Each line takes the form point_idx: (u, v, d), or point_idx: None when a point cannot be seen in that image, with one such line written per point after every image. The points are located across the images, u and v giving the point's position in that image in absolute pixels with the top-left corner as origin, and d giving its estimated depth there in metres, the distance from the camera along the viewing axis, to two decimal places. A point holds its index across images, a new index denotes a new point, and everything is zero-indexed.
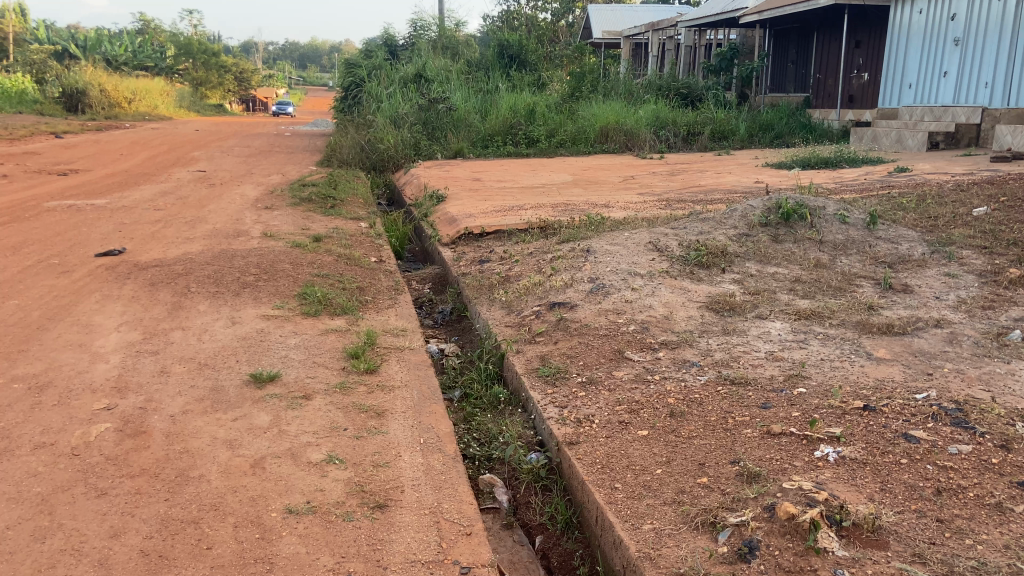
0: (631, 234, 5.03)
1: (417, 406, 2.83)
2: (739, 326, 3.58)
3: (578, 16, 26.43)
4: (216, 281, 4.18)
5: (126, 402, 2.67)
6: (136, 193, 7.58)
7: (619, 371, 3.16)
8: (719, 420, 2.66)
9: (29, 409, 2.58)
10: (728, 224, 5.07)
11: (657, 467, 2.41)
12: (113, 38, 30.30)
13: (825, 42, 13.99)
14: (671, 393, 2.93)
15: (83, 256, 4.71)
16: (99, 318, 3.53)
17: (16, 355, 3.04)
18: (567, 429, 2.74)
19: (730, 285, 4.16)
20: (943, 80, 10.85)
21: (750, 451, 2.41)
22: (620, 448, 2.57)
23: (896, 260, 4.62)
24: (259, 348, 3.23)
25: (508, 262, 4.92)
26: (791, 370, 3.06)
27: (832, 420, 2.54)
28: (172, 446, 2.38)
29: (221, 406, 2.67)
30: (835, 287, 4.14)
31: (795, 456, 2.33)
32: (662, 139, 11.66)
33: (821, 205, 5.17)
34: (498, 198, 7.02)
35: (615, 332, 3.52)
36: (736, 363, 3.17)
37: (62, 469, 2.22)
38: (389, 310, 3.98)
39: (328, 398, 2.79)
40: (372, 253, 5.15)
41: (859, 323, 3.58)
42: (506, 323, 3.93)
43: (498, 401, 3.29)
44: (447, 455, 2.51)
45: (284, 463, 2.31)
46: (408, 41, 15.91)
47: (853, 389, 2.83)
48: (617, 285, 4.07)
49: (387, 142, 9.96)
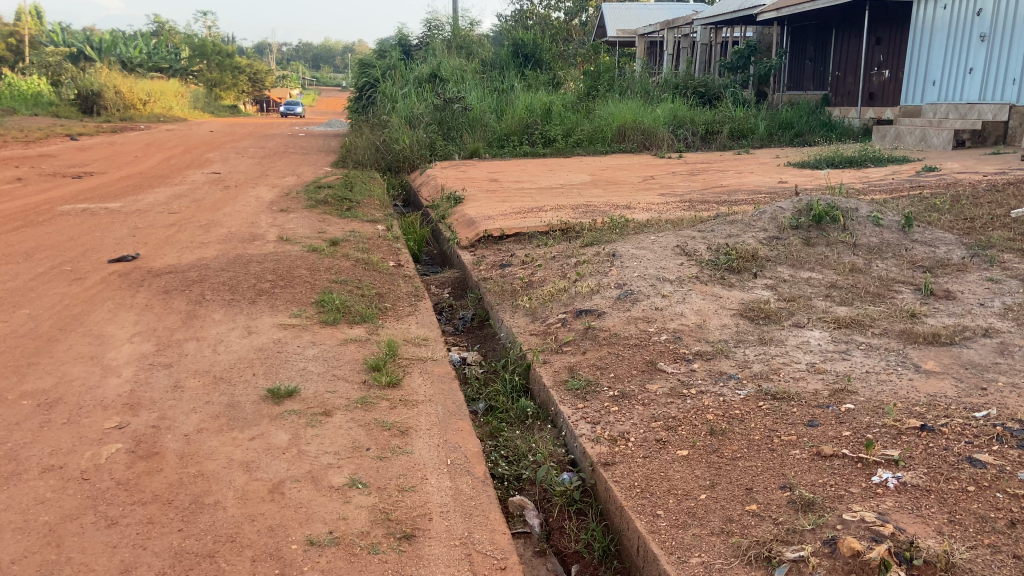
0: (657, 237, 4.86)
1: (443, 422, 2.70)
2: (777, 335, 3.41)
3: (592, 15, 26.22)
4: (231, 288, 4.06)
5: (138, 420, 2.54)
6: (150, 196, 7.50)
7: (652, 384, 3.00)
8: (764, 439, 2.50)
9: (37, 428, 2.46)
10: (757, 226, 4.88)
11: (700, 492, 2.26)
12: (128, 40, 30.43)
13: (845, 39, 13.73)
14: (710, 408, 2.77)
15: (97, 262, 4.61)
16: (111, 329, 3.42)
17: (25, 369, 2.92)
18: (602, 448, 2.59)
19: (764, 291, 3.99)
20: (969, 77, 10.58)
21: (801, 474, 2.25)
22: (659, 470, 2.41)
23: (935, 264, 4.42)
24: (277, 360, 3.10)
25: (530, 266, 4.77)
26: (836, 384, 2.89)
27: (888, 442, 2.38)
28: (185, 470, 2.25)
29: (238, 423, 2.54)
30: (874, 293, 3.96)
31: (851, 481, 2.18)
32: (680, 138, 11.49)
33: (854, 207, 4.96)
34: (517, 199, 6.89)
35: (646, 342, 3.36)
36: (777, 375, 3.00)
37: (70, 495, 2.10)
38: (410, 317, 3.85)
39: (348, 415, 2.66)
40: (390, 257, 5.03)
41: (903, 332, 3.40)
42: (531, 331, 3.78)
43: (525, 415, 3.14)
44: (476, 478, 2.38)
45: (304, 488, 2.18)
46: (422, 41, 15.81)
47: (906, 405, 2.66)
48: (646, 291, 3.91)
49: (403, 143, 9.86)
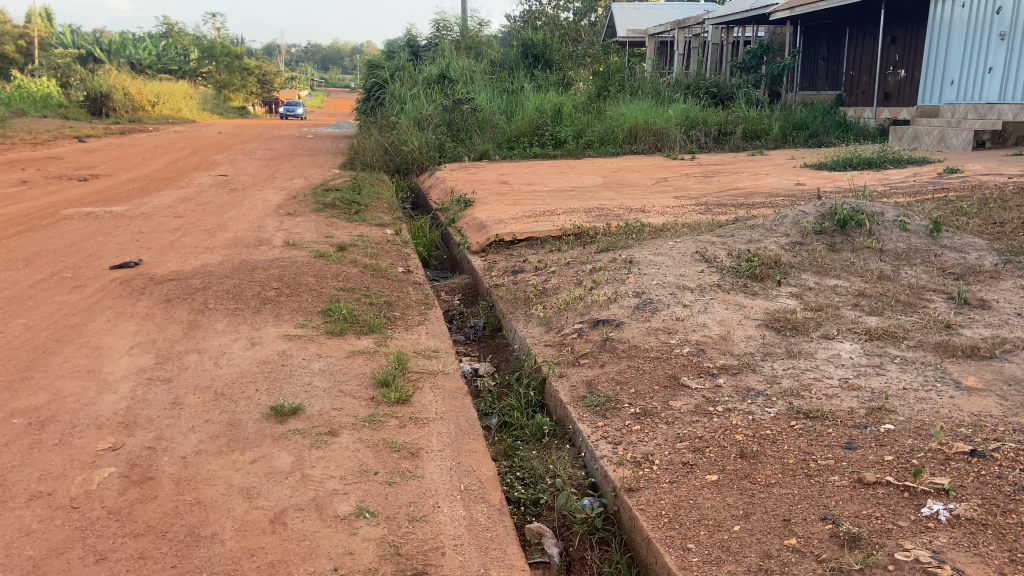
0: (674, 243, 4.69)
1: (456, 443, 2.54)
2: (806, 348, 3.24)
3: (601, 15, 25.99)
4: (235, 296, 3.93)
5: (133, 441, 2.40)
6: (157, 199, 7.38)
7: (676, 401, 2.84)
8: (799, 463, 2.34)
9: (27, 450, 2.32)
10: (779, 231, 4.70)
11: (734, 523, 2.09)
12: (137, 41, 30.47)
13: (860, 39, 13.51)
14: (739, 428, 2.60)
15: (98, 269, 4.49)
16: (110, 340, 3.29)
17: (18, 385, 2.79)
18: (625, 472, 2.43)
19: (789, 300, 3.81)
20: (988, 76, 10.33)
21: (843, 505, 2.09)
22: (688, 497, 2.25)
23: (966, 270, 4.24)
24: (281, 374, 2.96)
25: (544, 272, 4.61)
26: (872, 402, 2.72)
27: (935, 468, 2.22)
28: (182, 497, 2.10)
29: (239, 445, 2.39)
30: (905, 302, 3.78)
31: (898, 513, 2.03)
32: (693, 139, 11.29)
33: (879, 210, 4.77)
34: (528, 202, 6.73)
35: (668, 355, 3.19)
36: (808, 392, 2.83)
37: (57, 526, 1.95)
38: (420, 327, 3.70)
39: (355, 435, 2.50)
40: (399, 263, 4.89)
41: (939, 345, 3.22)
42: (546, 342, 3.61)
43: (542, 433, 2.98)
44: (492, 506, 2.22)
45: (307, 518, 2.03)
46: (430, 41, 15.69)
47: (951, 427, 2.48)
48: (666, 300, 3.75)
49: (412, 144, 9.71)
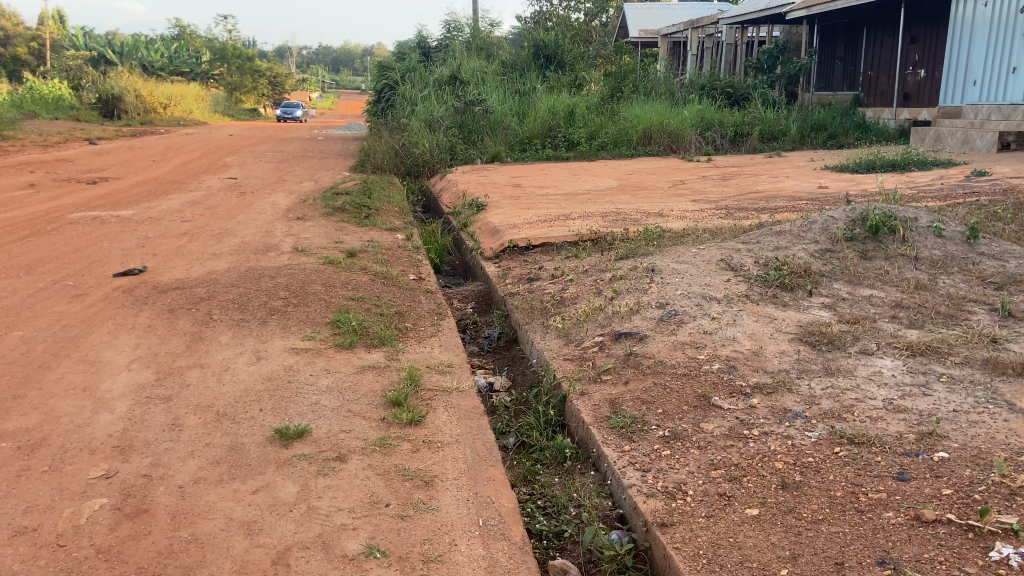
0: (698, 250, 4.47)
1: (472, 470, 2.36)
2: (844, 365, 3.03)
3: (614, 15, 25.67)
4: (240, 307, 3.76)
5: (127, 468, 2.24)
6: (164, 203, 7.23)
7: (707, 424, 2.64)
8: (847, 497, 2.14)
9: (14, 478, 2.17)
10: (808, 237, 4.48)
11: (781, 566, 1.90)
12: (150, 43, 30.54)
13: (879, 38, 13.26)
14: (778, 455, 2.41)
15: (101, 277, 4.34)
16: (109, 354, 3.13)
17: (9, 404, 2.64)
18: (657, 504, 2.24)
19: (822, 312, 3.62)
20: (1012, 77, 10.06)
21: (902, 547, 1.90)
22: (727, 534, 2.06)
23: (1007, 280, 4.01)
24: (286, 393, 2.78)
25: (560, 280, 4.42)
26: (921, 426, 2.51)
27: (1000, 505, 2.01)
28: (177, 533, 1.94)
29: (240, 472, 2.23)
30: (945, 314, 3.57)
31: (963, 557, 1.83)
32: (708, 140, 11.06)
33: (912, 216, 4.56)
34: (543, 206, 6.54)
35: (696, 372, 3.00)
36: (851, 414, 2.63)
37: (40, 569, 1.79)
38: (433, 340, 3.53)
39: (365, 461, 2.33)
40: (410, 270, 4.71)
41: (988, 361, 3.00)
42: (565, 356, 3.42)
43: (563, 456, 2.81)
44: (514, 544, 2.03)
45: (312, 559, 1.86)
46: (441, 42, 15.54)
47: (1012, 457, 2.27)
48: (692, 312, 3.55)
49: (421, 146, 9.55)
